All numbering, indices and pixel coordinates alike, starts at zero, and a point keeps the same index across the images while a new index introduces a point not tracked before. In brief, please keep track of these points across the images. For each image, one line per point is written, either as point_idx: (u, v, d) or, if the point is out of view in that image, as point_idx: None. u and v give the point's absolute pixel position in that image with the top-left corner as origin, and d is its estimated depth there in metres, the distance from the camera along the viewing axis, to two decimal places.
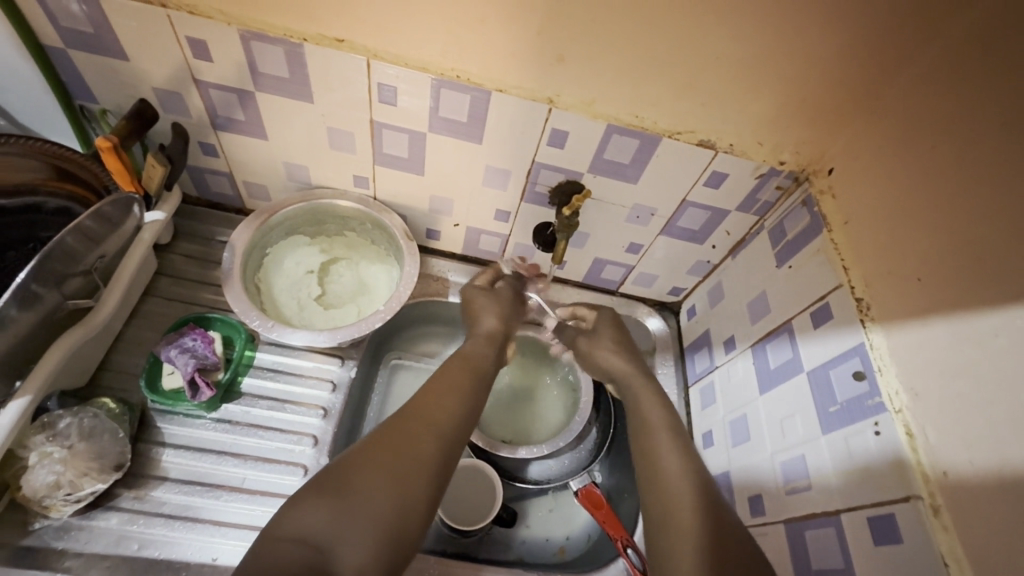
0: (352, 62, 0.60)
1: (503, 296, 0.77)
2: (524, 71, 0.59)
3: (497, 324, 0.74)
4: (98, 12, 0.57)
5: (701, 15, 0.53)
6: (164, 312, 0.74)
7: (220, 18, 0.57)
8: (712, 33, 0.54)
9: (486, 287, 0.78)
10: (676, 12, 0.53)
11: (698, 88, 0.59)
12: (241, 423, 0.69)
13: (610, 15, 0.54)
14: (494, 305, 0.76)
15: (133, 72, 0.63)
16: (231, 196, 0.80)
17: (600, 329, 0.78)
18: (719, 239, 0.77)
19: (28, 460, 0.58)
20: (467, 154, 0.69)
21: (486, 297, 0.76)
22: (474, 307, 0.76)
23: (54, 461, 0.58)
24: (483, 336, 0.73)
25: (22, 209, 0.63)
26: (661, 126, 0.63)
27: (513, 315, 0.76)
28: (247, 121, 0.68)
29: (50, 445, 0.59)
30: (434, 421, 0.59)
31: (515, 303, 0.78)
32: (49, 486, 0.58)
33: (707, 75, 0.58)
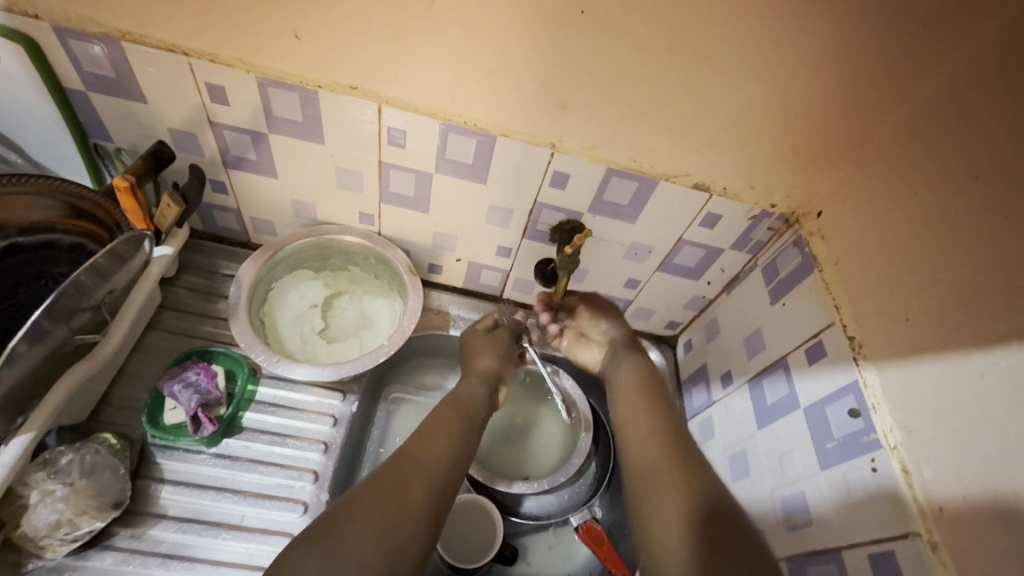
0: (365, 107, 0.63)
1: (501, 339, 0.79)
2: (529, 118, 0.63)
3: (491, 364, 0.75)
4: (120, 57, 0.59)
5: (691, 73, 0.57)
6: (168, 345, 0.75)
7: (240, 66, 0.60)
8: (705, 87, 0.58)
9: (486, 330, 0.80)
10: (672, 70, 0.57)
11: (693, 135, 0.63)
12: (242, 458, 0.69)
13: (610, 67, 0.57)
14: (490, 347, 0.77)
15: (151, 113, 0.65)
16: (237, 231, 0.81)
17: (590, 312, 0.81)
18: (714, 275, 0.79)
19: (28, 498, 0.57)
20: (471, 194, 0.72)
21: (483, 340, 0.78)
22: (471, 347, 0.78)
23: (55, 500, 0.57)
24: (476, 375, 0.73)
25: (38, 246, 0.63)
26: (658, 171, 0.66)
27: (508, 357, 0.77)
28: (259, 160, 0.70)
29: (50, 483, 0.58)
30: (420, 462, 0.59)
31: (510, 346, 0.79)
32: (49, 526, 0.57)
33: (702, 124, 0.62)
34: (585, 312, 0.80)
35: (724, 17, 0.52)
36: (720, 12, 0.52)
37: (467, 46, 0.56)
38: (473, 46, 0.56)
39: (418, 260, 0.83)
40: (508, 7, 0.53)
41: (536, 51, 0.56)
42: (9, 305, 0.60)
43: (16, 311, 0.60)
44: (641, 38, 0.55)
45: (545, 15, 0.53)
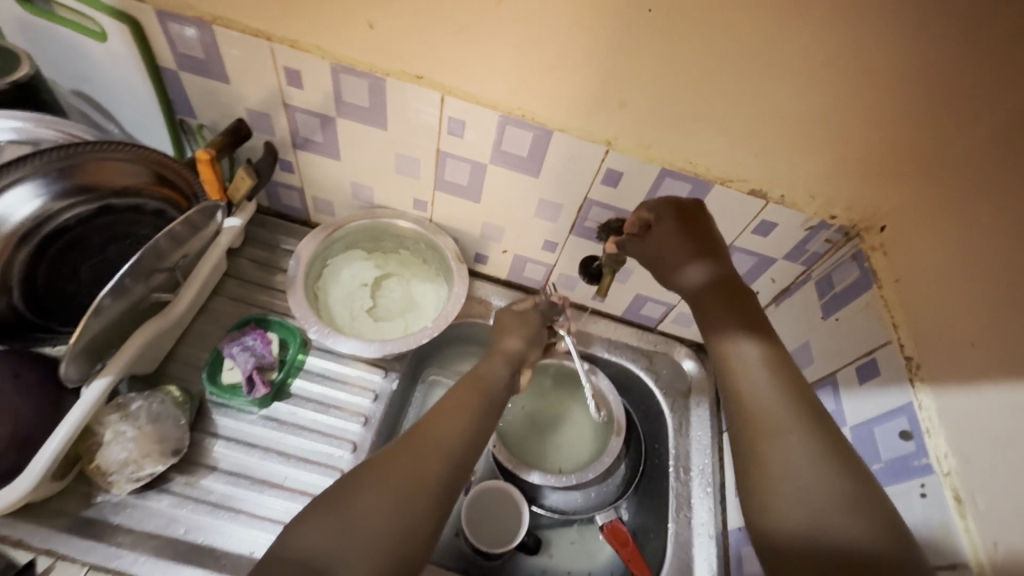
0: (428, 95, 0.65)
1: (531, 321, 0.77)
2: (587, 114, 0.63)
3: (518, 346, 0.74)
4: (210, 41, 0.64)
5: (756, 77, 0.56)
6: (230, 311, 0.80)
7: (317, 52, 0.63)
8: (769, 91, 0.57)
9: (519, 310, 0.78)
10: (737, 73, 0.56)
11: (751, 140, 0.62)
12: (288, 422, 0.72)
13: (671, 67, 0.57)
14: (519, 328, 0.75)
15: (231, 93, 0.70)
16: (299, 209, 0.86)
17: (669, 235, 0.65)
18: (764, 285, 0.78)
19: (102, 436, 0.63)
20: (525, 187, 0.73)
21: (515, 319, 0.76)
22: (501, 326, 0.76)
23: (126, 440, 0.63)
24: (500, 355, 0.72)
25: (127, 209, 0.64)
26: (710, 177, 0.66)
27: (536, 340, 0.76)
28: (325, 142, 0.74)
29: (122, 424, 0.64)
30: (435, 440, 0.56)
31: (541, 329, 0.77)
32: (119, 463, 0.62)
33: (762, 131, 0.61)
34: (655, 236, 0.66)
35: (795, 20, 0.51)
36: (790, 16, 0.51)
37: (532, 42, 0.58)
38: (538, 41, 0.58)
39: (464, 248, 0.85)
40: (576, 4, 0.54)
41: (599, 49, 0.57)
42: (101, 261, 0.65)
43: (107, 266, 0.66)
44: (706, 39, 0.54)
45: (611, 13, 0.54)
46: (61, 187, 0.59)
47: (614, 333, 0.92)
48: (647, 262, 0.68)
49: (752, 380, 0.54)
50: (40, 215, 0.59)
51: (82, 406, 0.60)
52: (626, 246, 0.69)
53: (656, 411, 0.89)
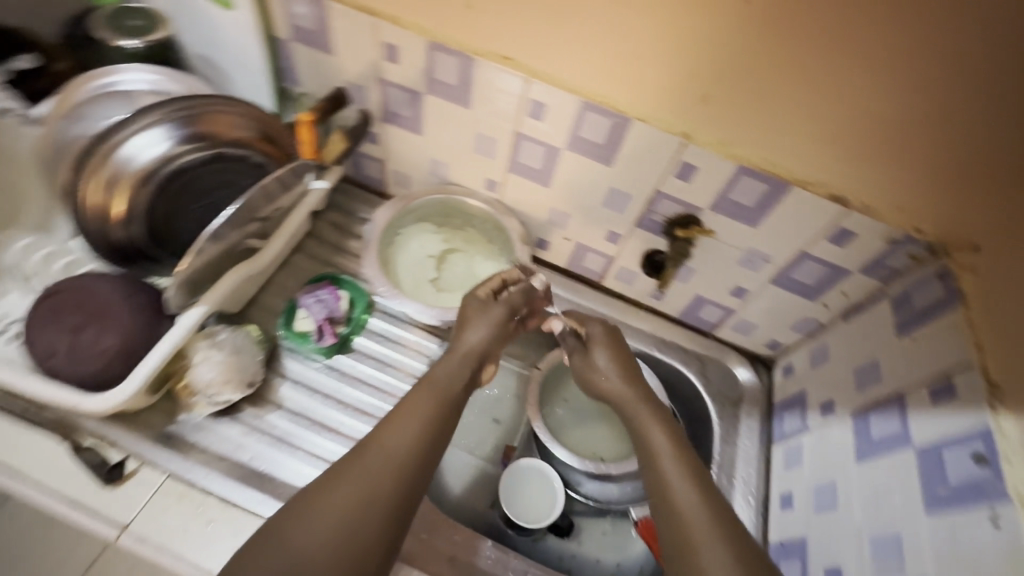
0: (514, 78, 0.68)
1: (494, 313, 0.72)
2: (667, 106, 0.64)
3: (480, 342, 0.70)
4: (323, 15, 0.70)
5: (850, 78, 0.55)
6: (308, 266, 0.86)
7: (416, 30, 0.67)
8: (862, 91, 0.55)
9: (484, 299, 0.73)
10: (831, 73, 0.55)
11: (838, 143, 0.60)
12: (347, 374, 0.77)
13: (756, 64, 0.57)
14: (482, 322, 0.71)
15: (334, 65, 0.76)
16: (378, 181, 0.92)
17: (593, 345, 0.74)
18: (833, 299, 0.76)
19: (192, 358, 0.67)
20: (597, 175, 0.74)
21: (477, 311, 0.72)
22: (464, 318, 0.72)
23: (212, 365, 0.67)
24: (462, 352, 0.69)
25: (235, 160, 0.71)
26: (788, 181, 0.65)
27: (501, 334, 0.72)
28: (411, 117, 0.79)
29: (211, 350, 0.68)
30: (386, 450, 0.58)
31: (507, 323, 0.73)
32: (203, 384, 0.67)
33: (850, 134, 0.59)
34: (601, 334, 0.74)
35: (896, 19, 0.50)
36: (894, 11, 0.50)
37: (618, 34, 0.60)
38: (620, 32, 0.60)
39: (529, 232, 0.87)
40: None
41: (683, 44, 0.58)
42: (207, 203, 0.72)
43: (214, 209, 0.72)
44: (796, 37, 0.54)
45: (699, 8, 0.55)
46: (183, 133, 0.67)
47: (667, 333, 0.92)
48: (577, 372, 0.75)
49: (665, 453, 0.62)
50: (164, 157, 0.67)
51: (180, 330, 0.64)
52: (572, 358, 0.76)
53: (703, 415, 0.88)
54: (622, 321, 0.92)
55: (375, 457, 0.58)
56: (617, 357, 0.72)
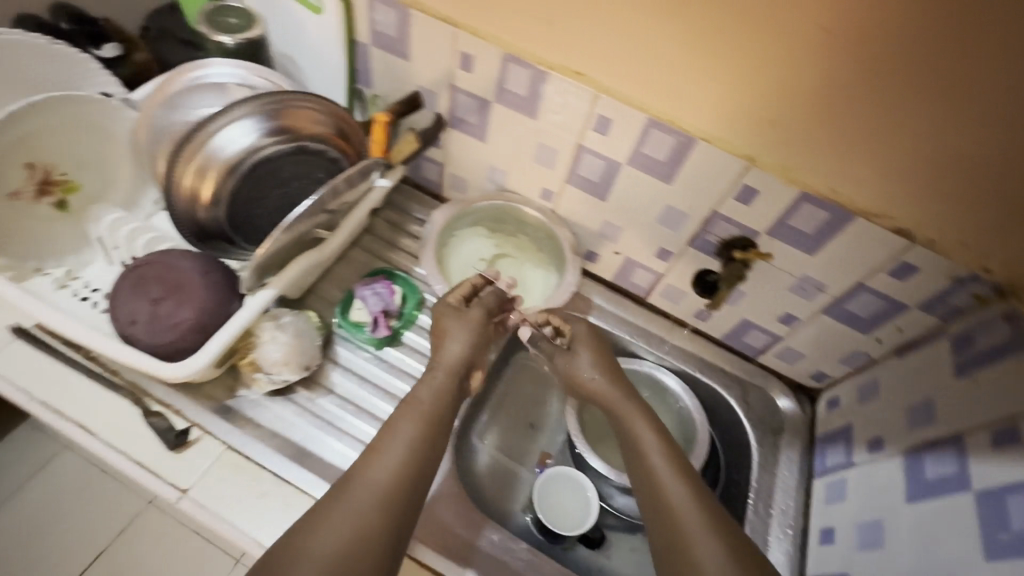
0: (583, 93, 0.70)
1: (471, 320, 0.76)
2: (734, 127, 0.65)
3: (461, 352, 0.73)
4: (406, 22, 0.74)
5: (898, 118, 0.57)
6: (364, 260, 0.89)
7: (493, 42, 0.70)
8: (909, 132, 0.57)
9: (457, 308, 0.77)
10: (879, 113, 0.57)
11: (886, 182, 0.61)
12: (396, 367, 0.80)
13: (802, 103, 0.60)
14: (462, 333, 0.74)
15: (408, 70, 0.80)
16: (435, 184, 0.95)
17: (578, 350, 0.79)
18: (887, 334, 0.74)
19: (257, 336, 0.70)
20: (655, 192, 0.76)
21: (455, 321, 0.75)
22: (441, 329, 0.75)
23: (275, 345, 0.69)
24: (445, 366, 0.72)
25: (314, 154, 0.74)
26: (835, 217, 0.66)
27: (482, 343, 0.76)
28: (476, 124, 0.82)
29: (275, 331, 0.70)
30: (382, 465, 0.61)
31: (484, 328, 0.77)
32: (266, 363, 0.69)
33: (897, 174, 0.60)
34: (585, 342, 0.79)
35: (940, 65, 0.52)
36: (958, 53, 0.50)
37: (674, 66, 0.63)
38: (677, 66, 0.63)
39: (579, 243, 0.89)
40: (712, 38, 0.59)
41: (733, 80, 0.61)
42: (281, 190, 0.74)
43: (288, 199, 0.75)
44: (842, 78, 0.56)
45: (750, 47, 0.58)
46: (270, 125, 0.70)
47: (709, 355, 0.92)
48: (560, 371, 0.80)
49: (653, 449, 0.67)
50: (251, 147, 0.70)
51: (251, 309, 0.67)
52: (555, 359, 0.81)
53: (741, 441, 0.88)
54: (664, 338, 0.92)
55: (359, 497, 0.57)
56: (601, 361, 0.77)
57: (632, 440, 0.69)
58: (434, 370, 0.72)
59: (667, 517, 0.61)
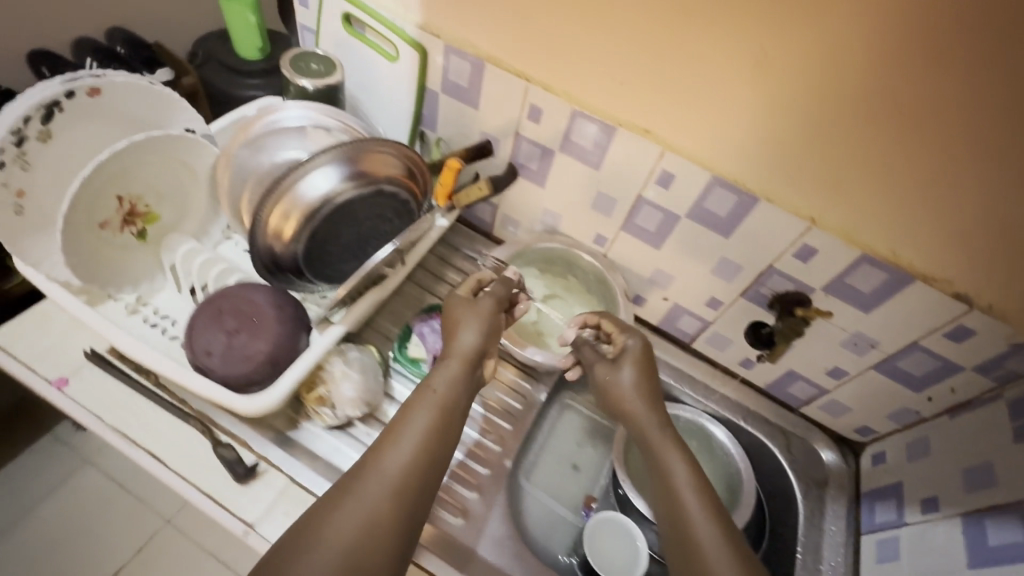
0: (650, 148, 0.73)
1: (482, 310, 0.73)
2: (798, 190, 0.68)
3: (475, 340, 0.70)
4: (479, 75, 0.77)
5: (958, 139, 0.57)
6: (418, 296, 0.91)
7: (566, 98, 0.74)
8: (971, 165, 0.57)
9: (469, 298, 0.75)
10: (937, 134, 0.57)
11: (943, 203, 0.61)
12: None
13: (858, 124, 0.60)
14: (474, 320, 0.72)
15: (475, 117, 0.83)
16: (486, 223, 0.98)
17: (622, 364, 0.75)
18: (939, 393, 0.76)
19: (328, 372, 0.70)
20: (711, 244, 0.78)
21: (466, 308, 0.74)
22: (453, 319, 0.73)
23: (346, 382, 0.70)
24: (456, 355, 0.69)
25: (387, 197, 0.74)
26: (889, 238, 0.66)
27: (492, 330, 0.73)
28: (537, 171, 0.85)
29: (344, 367, 0.71)
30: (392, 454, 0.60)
31: (495, 319, 0.74)
32: (335, 401, 0.70)
33: (954, 195, 0.60)
34: (632, 356, 0.75)
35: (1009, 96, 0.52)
36: None
37: (730, 86, 0.64)
38: (733, 87, 0.64)
39: (628, 287, 0.91)
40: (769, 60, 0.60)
41: (789, 99, 0.62)
42: (356, 231, 0.75)
43: (359, 241, 0.76)
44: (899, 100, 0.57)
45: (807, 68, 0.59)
46: (347, 173, 0.70)
47: (753, 403, 0.93)
48: (598, 382, 0.77)
49: (684, 483, 0.64)
50: (326, 196, 0.69)
51: (323, 345, 0.69)
52: (595, 369, 0.77)
53: (785, 492, 0.88)
54: (707, 384, 0.94)
55: (371, 487, 0.57)
56: (645, 376, 0.74)
57: (661, 465, 0.67)
58: (446, 359, 0.69)
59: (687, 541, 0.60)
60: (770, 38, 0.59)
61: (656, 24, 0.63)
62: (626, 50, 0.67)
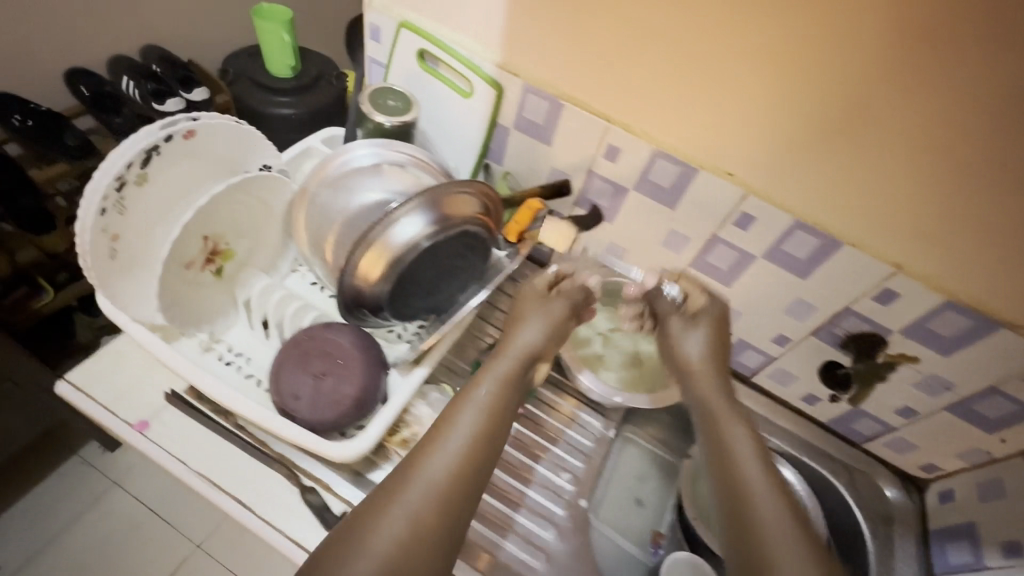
0: (731, 191, 0.73)
1: (553, 307, 0.74)
2: (883, 236, 0.68)
3: (538, 339, 0.70)
4: (556, 114, 0.78)
5: (1007, 122, 0.55)
6: (484, 330, 0.91)
7: (646, 138, 0.74)
8: None
9: (541, 295, 0.76)
10: (983, 123, 0.56)
11: (1009, 192, 0.58)
12: (522, 441, 0.82)
13: (894, 123, 0.60)
14: (539, 316, 0.72)
15: (547, 153, 0.83)
16: (545, 255, 0.98)
17: (698, 323, 0.74)
18: (1012, 436, 0.75)
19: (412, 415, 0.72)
20: (787, 284, 0.78)
21: (533, 305, 0.74)
22: (519, 310, 0.74)
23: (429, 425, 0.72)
24: (516, 349, 0.69)
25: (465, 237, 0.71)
26: (953, 233, 0.64)
27: (558, 329, 0.73)
28: (608, 207, 0.85)
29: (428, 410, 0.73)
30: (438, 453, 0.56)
31: (563, 323, 0.74)
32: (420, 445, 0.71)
33: None
34: (705, 321, 0.74)
35: None
36: None
37: (810, 116, 0.64)
38: (783, 107, 0.64)
39: None
40: (792, 61, 0.61)
41: (880, 150, 0.62)
42: (435, 270, 0.72)
43: (438, 282, 0.74)
44: (932, 93, 0.57)
45: (834, 67, 0.59)
46: (431, 217, 0.66)
47: (815, 439, 0.93)
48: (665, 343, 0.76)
49: (748, 458, 0.61)
50: (410, 242, 0.66)
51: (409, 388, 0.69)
52: (668, 320, 0.76)
53: (851, 530, 0.88)
54: (769, 420, 0.94)
55: (415, 489, 0.53)
56: (713, 351, 0.72)
57: (723, 442, 0.63)
58: (499, 356, 0.68)
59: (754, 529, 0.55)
60: (790, 39, 0.59)
61: (681, 36, 0.64)
62: (711, 94, 0.67)
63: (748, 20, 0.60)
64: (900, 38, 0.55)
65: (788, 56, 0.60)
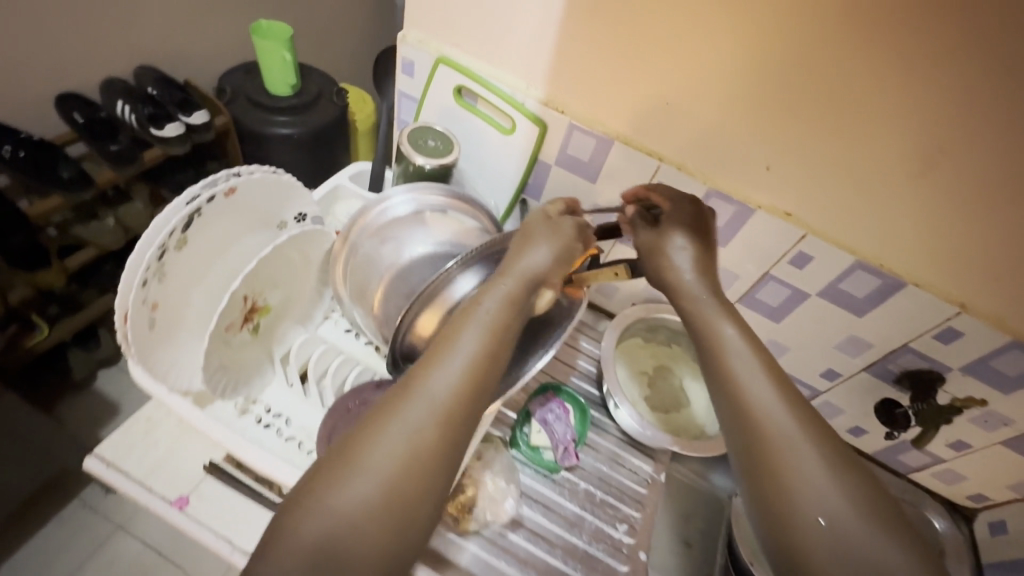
0: (790, 232, 0.71)
1: (564, 230, 0.58)
2: (948, 278, 0.67)
3: (548, 260, 0.56)
4: (604, 151, 0.75)
5: (994, 93, 0.53)
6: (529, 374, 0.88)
7: (700, 177, 0.72)
8: None
9: (549, 215, 0.61)
10: (962, 90, 0.54)
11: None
12: (576, 492, 0.78)
13: (966, 170, 0.58)
14: (549, 233, 0.58)
15: (591, 190, 0.80)
16: None
17: (668, 228, 0.64)
18: None
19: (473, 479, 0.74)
20: (842, 322, 0.77)
21: (544, 223, 0.59)
22: (525, 232, 0.58)
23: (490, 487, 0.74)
24: (521, 273, 0.55)
25: None
26: (989, 239, 0.62)
27: (568, 253, 0.57)
28: None
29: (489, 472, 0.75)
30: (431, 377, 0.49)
31: (574, 242, 0.58)
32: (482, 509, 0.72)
33: None
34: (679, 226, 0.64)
35: None
36: None
37: (878, 159, 0.62)
38: (848, 151, 0.62)
39: None
40: (862, 108, 0.59)
41: (951, 194, 0.60)
42: None
43: None
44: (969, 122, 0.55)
45: (827, 81, 0.59)
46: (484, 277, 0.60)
47: None
48: (643, 253, 0.64)
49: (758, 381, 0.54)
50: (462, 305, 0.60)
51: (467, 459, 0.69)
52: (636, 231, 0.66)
53: None
54: None
55: (411, 411, 0.47)
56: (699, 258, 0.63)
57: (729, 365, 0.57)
58: (500, 276, 0.55)
59: (762, 447, 0.51)
60: (769, 45, 0.58)
61: (744, 77, 0.62)
62: (772, 135, 0.65)
63: (724, 19, 0.59)
64: (982, 79, 0.53)
65: (858, 104, 0.59)
